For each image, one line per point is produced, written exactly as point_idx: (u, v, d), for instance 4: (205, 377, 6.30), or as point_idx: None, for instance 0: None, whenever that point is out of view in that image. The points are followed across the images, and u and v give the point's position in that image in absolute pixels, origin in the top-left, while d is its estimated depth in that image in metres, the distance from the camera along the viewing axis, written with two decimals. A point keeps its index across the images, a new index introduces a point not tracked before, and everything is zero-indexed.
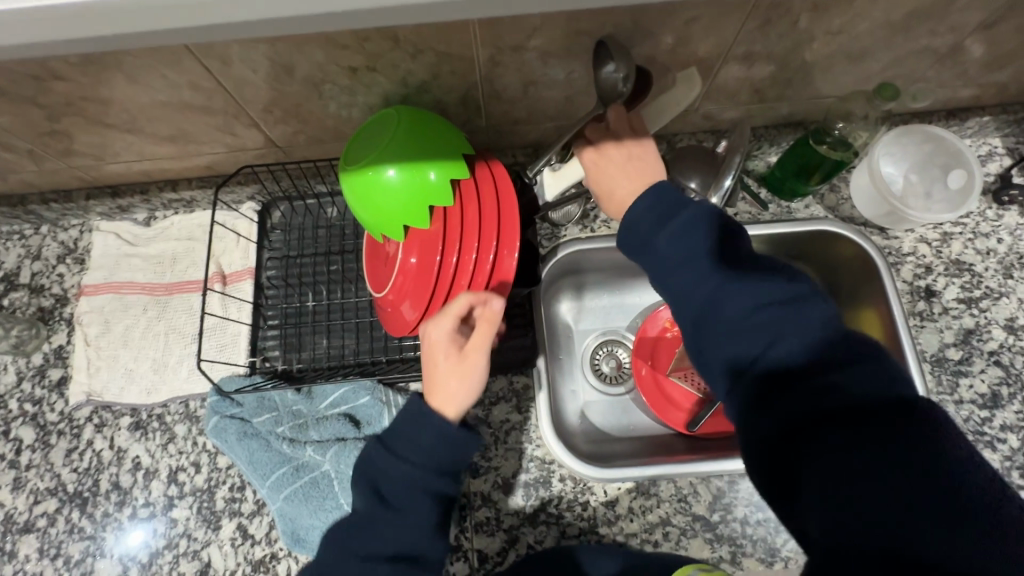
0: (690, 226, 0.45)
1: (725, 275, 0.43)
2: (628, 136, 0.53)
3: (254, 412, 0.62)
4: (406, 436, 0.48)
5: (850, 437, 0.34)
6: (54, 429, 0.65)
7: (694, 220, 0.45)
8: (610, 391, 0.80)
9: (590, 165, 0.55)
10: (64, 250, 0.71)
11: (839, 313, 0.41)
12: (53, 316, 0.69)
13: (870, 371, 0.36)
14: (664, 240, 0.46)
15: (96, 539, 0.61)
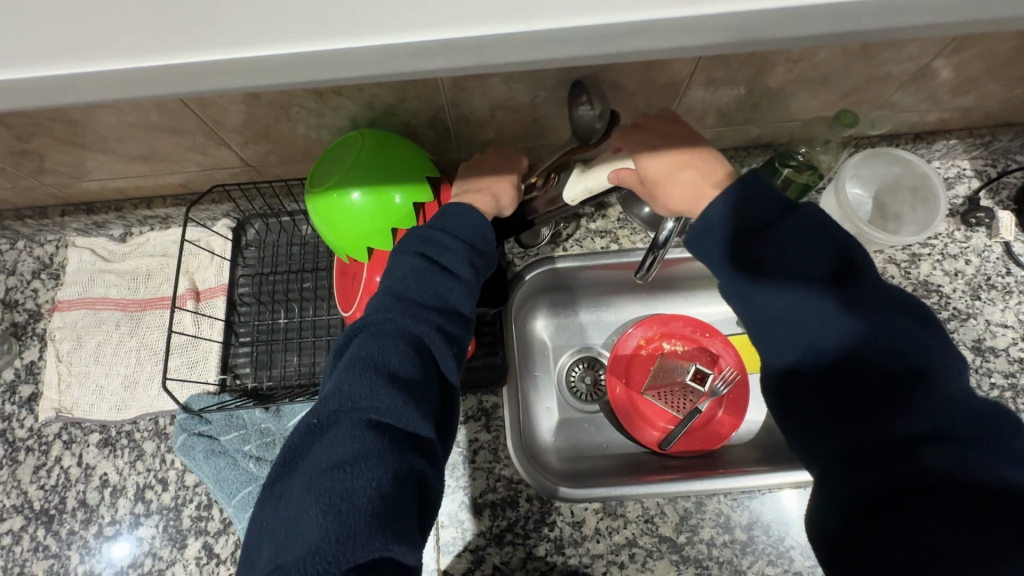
0: (799, 249, 0.40)
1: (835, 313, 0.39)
2: (673, 131, 0.51)
3: (223, 429, 0.63)
4: (421, 285, 0.47)
5: (944, 515, 0.33)
6: (23, 445, 0.65)
7: (805, 241, 0.40)
8: (585, 408, 0.80)
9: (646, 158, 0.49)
10: (39, 265, 0.72)
11: (957, 374, 0.38)
12: (25, 331, 0.69)
13: (987, 457, 0.35)
14: (767, 262, 0.41)
15: (61, 557, 0.61)
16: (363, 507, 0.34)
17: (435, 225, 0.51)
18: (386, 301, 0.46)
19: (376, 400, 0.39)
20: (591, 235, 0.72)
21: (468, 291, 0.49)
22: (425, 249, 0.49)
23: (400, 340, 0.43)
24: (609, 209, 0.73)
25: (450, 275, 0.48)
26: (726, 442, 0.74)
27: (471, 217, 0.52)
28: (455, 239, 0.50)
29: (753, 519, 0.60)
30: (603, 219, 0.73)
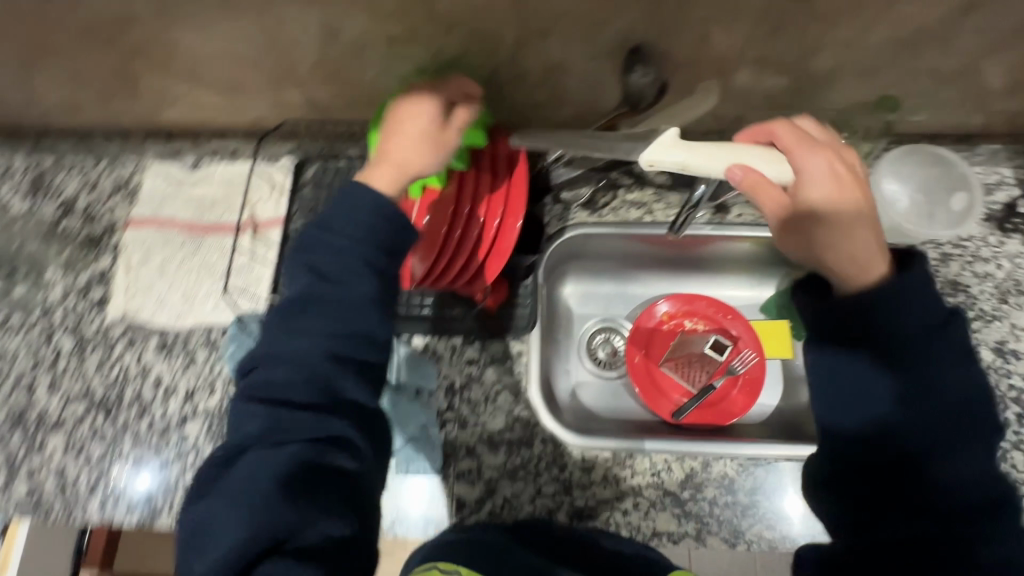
0: (927, 336, 0.48)
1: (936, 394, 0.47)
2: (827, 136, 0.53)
3: None
4: (326, 294, 0.44)
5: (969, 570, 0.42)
6: (91, 341, 0.71)
7: (932, 331, 0.48)
8: (605, 375, 0.83)
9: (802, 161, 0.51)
10: (118, 184, 0.78)
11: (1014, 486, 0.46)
12: (100, 241, 0.76)
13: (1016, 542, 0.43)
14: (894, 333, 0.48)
15: (116, 443, 0.67)
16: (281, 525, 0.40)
17: (325, 222, 0.46)
18: (280, 336, 0.45)
19: (282, 421, 0.43)
20: (627, 205, 0.75)
21: (371, 306, 0.45)
22: (316, 255, 0.45)
23: (302, 377, 0.44)
24: (646, 183, 0.76)
25: (343, 296, 0.44)
26: (738, 419, 0.77)
27: (358, 198, 0.45)
28: (350, 241, 0.45)
29: (757, 485, 0.63)
30: (640, 191, 0.75)
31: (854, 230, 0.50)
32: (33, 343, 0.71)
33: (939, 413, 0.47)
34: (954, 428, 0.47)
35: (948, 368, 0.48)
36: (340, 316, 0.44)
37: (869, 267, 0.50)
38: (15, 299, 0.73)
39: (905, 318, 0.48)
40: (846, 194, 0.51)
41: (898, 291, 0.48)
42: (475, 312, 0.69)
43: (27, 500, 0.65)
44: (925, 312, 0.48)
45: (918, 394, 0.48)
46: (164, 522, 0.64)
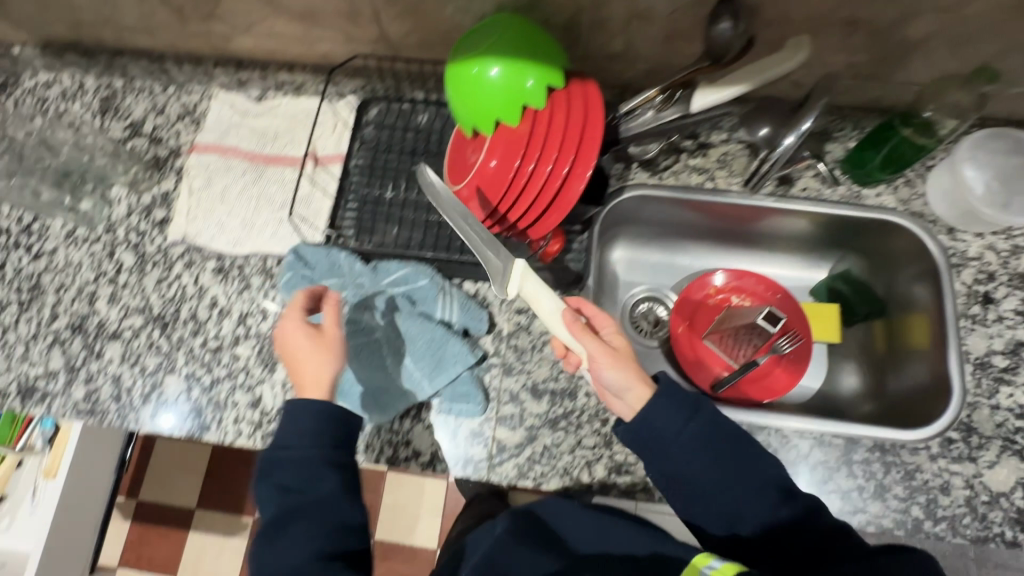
0: (664, 405, 0.54)
1: (711, 452, 0.54)
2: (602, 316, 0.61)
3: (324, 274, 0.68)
4: (285, 537, 0.51)
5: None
6: (151, 259, 0.73)
7: (668, 399, 0.55)
8: (645, 343, 0.83)
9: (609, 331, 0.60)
10: (184, 111, 0.80)
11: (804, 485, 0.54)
12: (165, 164, 0.77)
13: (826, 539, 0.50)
14: (657, 421, 0.54)
15: (170, 358, 0.69)
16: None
17: (279, 442, 0.55)
18: (269, 558, 0.51)
19: (290, 559, 0.50)
20: (687, 170, 0.74)
21: (308, 463, 0.53)
22: (269, 488, 0.53)
23: (304, 574, 0.49)
24: (710, 149, 0.74)
25: (310, 501, 0.52)
26: (778, 398, 0.76)
27: (299, 412, 0.55)
28: (306, 447, 0.54)
29: (800, 457, 0.62)
30: (703, 157, 0.74)
31: (627, 358, 0.58)
32: (97, 256, 0.73)
33: (749, 486, 0.53)
34: (780, 498, 0.53)
35: (730, 448, 0.54)
36: (324, 507, 0.52)
37: (639, 394, 0.56)
38: (82, 212, 0.75)
39: (667, 418, 0.54)
40: (629, 357, 0.58)
41: (644, 420, 0.54)
42: (527, 263, 0.68)
43: (84, 403, 0.67)
44: (677, 414, 0.54)
45: (730, 466, 0.53)
46: (212, 437, 0.66)
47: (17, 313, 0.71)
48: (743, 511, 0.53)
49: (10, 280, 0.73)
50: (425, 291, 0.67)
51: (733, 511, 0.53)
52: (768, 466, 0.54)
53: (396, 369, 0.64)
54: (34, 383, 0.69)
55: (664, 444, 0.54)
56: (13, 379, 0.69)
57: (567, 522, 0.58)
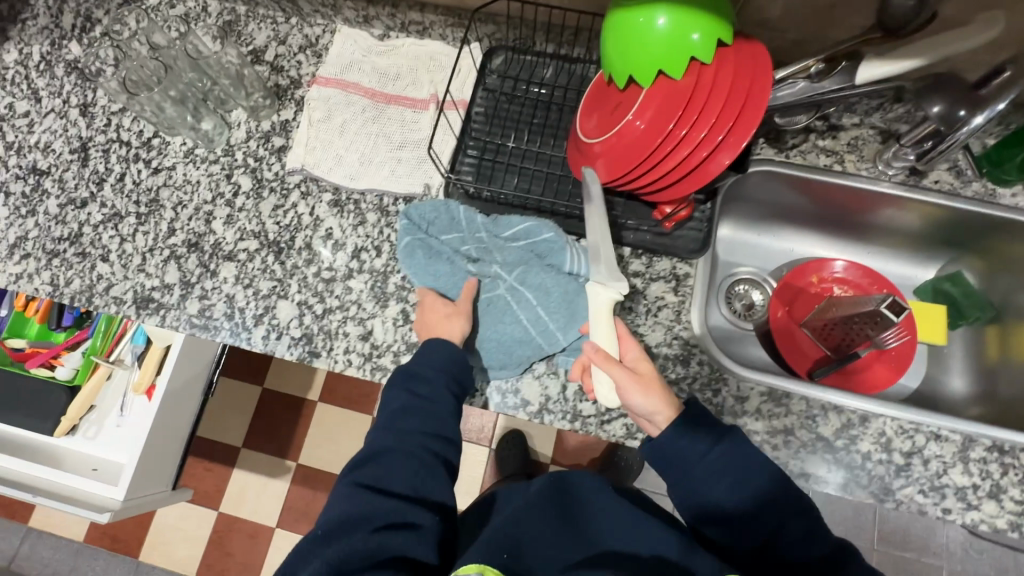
0: (690, 427, 0.55)
1: (733, 480, 0.54)
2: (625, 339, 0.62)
3: (442, 230, 0.68)
4: (414, 418, 0.58)
5: None
6: (269, 185, 0.73)
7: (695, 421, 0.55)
8: (740, 324, 0.81)
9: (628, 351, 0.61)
10: (306, 42, 0.79)
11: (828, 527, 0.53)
12: (285, 93, 0.77)
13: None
14: (683, 441, 0.55)
15: (283, 284, 0.69)
16: (397, 514, 0.52)
17: (416, 363, 0.60)
18: (392, 435, 0.57)
19: (400, 446, 0.56)
20: (816, 150, 0.72)
21: (443, 387, 0.59)
22: (398, 401, 0.58)
23: (409, 467, 0.55)
24: (841, 132, 0.73)
25: (428, 423, 0.58)
26: (876, 393, 0.74)
27: (442, 345, 0.60)
28: (436, 373, 0.59)
29: (915, 449, 0.61)
30: (833, 139, 0.73)
31: (659, 384, 0.58)
32: (215, 177, 0.74)
33: (780, 514, 0.53)
34: (810, 532, 0.52)
35: (767, 477, 0.54)
36: (440, 432, 0.58)
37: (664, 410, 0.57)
38: (203, 132, 0.76)
39: (696, 441, 0.54)
40: (659, 382, 0.59)
41: (671, 440, 0.55)
42: (649, 228, 0.68)
43: (198, 318, 0.69)
44: (706, 435, 0.55)
45: (763, 495, 0.53)
46: (321, 364, 0.67)
47: (135, 225, 0.73)
48: (778, 539, 0.53)
49: (129, 191, 0.74)
50: (550, 243, 0.66)
51: (763, 533, 0.53)
52: (801, 502, 0.53)
53: (529, 322, 0.64)
54: (149, 294, 0.70)
55: (689, 463, 0.55)
56: (129, 287, 0.71)
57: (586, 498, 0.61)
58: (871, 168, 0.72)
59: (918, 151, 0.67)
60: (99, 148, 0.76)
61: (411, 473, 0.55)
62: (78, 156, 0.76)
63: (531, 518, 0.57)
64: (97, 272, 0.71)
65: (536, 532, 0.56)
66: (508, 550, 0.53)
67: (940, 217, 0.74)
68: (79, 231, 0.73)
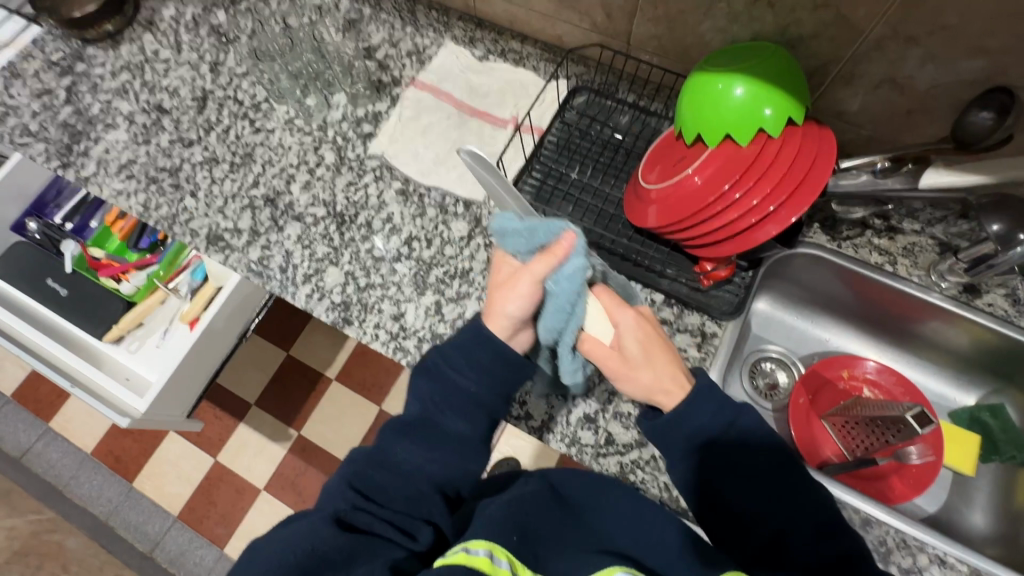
0: (700, 394, 0.53)
1: (727, 444, 0.52)
2: (621, 308, 0.57)
3: (524, 241, 0.54)
4: (398, 455, 0.53)
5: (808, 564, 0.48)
6: (349, 163, 0.81)
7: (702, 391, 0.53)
8: (759, 401, 0.80)
9: (621, 318, 0.57)
10: (415, 49, 0.87)
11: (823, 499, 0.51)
12: (386, 89, 0.85)
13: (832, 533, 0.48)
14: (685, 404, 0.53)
15: (337, 252, 0.75)
16: (396, 519, 0.50)
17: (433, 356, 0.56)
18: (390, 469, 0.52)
19: (395, 477, 0.52)
20: (870, 247, 0.73)
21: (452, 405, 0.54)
22: (426, 393, 0.55)
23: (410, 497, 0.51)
24: (898, 235, 0.74)
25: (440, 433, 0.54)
26: (890, 505, 0.70)
27: (474, 337, 0.54)
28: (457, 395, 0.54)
29: (914, 568, 0.58)
30: (889, 240, 0.74)
31: (650, 366, 0.56)
32: (305, 146, 0.82)
33: (775, 496, 0.51)
34: (800, 518, 0.49)
35: (762, 458, 0.52)
36: (456, 449, 0.54)
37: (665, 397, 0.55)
38: (305, 106, 0.84)
39: (697, 416, 0.53)
40: (654, 360, 0.56)
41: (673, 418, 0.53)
42: (686, 281, 0.70)
43: (256, 264, 0.75)
44: (716, 421, 0.53)
45: (763, 484, 0.51)
46: (351, 332, 0.71)
47: (227, 171, 0.81)
48: (777, 528, 0.50)
49: (230, 142, 0.83)
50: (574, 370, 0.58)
51: (757, 512, 0.51)
52: (812, 500, 0.50)
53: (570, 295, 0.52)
54: (221, 233, 0.77)
55: (691, 435, 0.53)
56: (206, 224, 0.78)
57: (593, 501, 0.61)
58: (924, 276, 0.72)
59: (971, 264, 0.66)
60: (216, 101, 0.86)
61: (416, 483, 0.52)
62: (198, 104, 0.86)
63: (527, 507, 0.56)
64: (183, 204, 0.80)
65: (541, 529, 0.54)
66: (517, 533, 0.50)
67: (989, 342, 0.72)
68: (179, 166, 0.82)
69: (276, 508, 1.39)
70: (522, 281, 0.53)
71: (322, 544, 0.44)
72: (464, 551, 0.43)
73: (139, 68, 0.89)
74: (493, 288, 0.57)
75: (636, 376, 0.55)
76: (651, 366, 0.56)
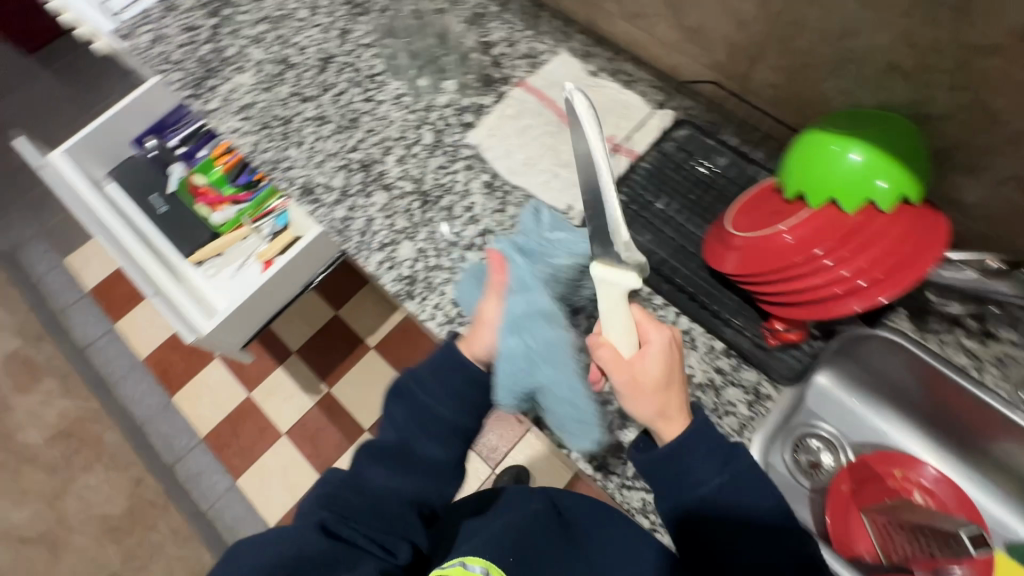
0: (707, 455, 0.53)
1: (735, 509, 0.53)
2: (658, 326, 0.56)
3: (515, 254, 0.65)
4: (397, 475, 0.60)
5: None
6: (445, 146, 0.84)
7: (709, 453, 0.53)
8: (797, 477, 0.76)
9: (654, 336, 0.55)
10: (529, 53, 0.88)
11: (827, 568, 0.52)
12: (494, 83, 0.87)
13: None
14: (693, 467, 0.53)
15: (414, 228, 0.78)
16: (374, 536, 0.56)
17: (425, 385, 0.62)
18: (375, 490, 0.59)
19: (376, 495, 0.58)
20: (958, 348, 0.69)
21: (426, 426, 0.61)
22: (400, 418, 0.62)
23: (386, 512, 0.58)
24: (992, 342, 0.69)
25: (425, 463, 0.61)
26: None
27: (455, 366, 0.62)
28: (435, 422, 0.61)
29: None
30: (980, 344, 0.69)
31: (664, 390, 0.55)
32: (407, 122, 0.86)
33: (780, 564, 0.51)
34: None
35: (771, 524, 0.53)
36: (428, 474, 0.61)
37: (663, 422, 0.55)
38: (416, 85, 0.88)
39: (702, 472, 0.53)
40: (668, 388, 0.55)
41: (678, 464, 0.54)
42: (751, 336, 0.68)
43: (339, 223, 0.79)
44: (711, 466, 0.53)
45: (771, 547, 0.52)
46: (410, 306, 0.74)
47: (332, 131, 0.86)
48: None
49: (341, 105, 0.88)
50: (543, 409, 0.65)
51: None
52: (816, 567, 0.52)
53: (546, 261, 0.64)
54: (315, 187, 0.82)
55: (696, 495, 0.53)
56: (303, 176, 0.83)
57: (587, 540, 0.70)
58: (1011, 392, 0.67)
59: None
60: (337, 64, 0.91)
61: (392, 508, 0.58)
62: (321, 64, 0.92)
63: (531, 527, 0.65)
64: (287, 154, 0.85)
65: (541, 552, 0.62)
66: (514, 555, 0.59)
67: None
68: (291, 118, 0.88)
69: (292, 455, 1.45)
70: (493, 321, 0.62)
71: (309, 550, 0.53)
72: (462, 565, 0.52)
73: (277, 22, 0.96)
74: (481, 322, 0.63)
75: (646, 398, 0.54)
76: (666, 392, 0.55)
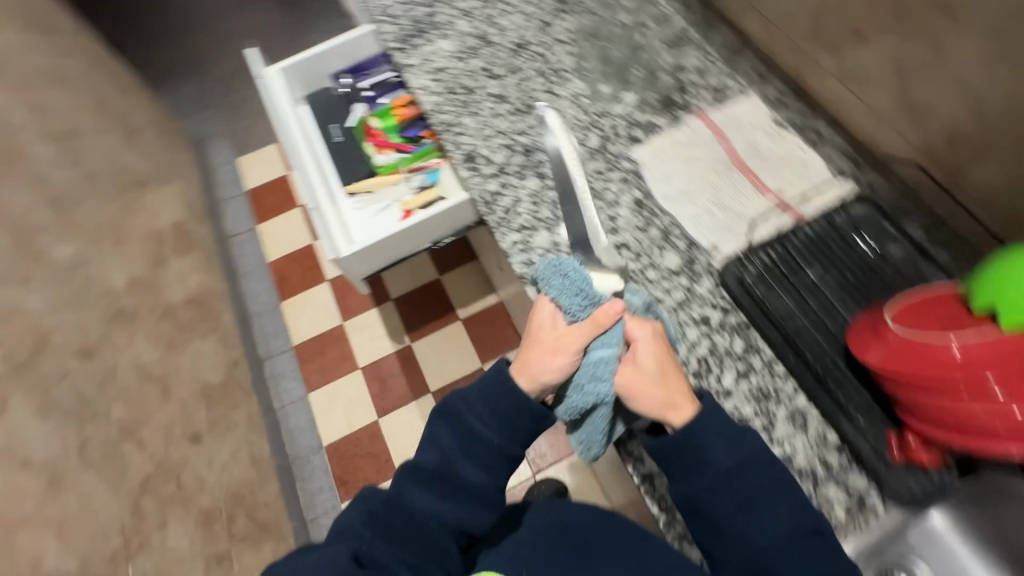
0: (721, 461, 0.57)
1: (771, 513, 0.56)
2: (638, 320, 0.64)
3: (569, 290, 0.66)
4: (437, 496, 0.65)
5: None
6: (607, 155, 0.85)
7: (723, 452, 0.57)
8: None
9: (639, 329, 0.63)
10: (720, 86, 0.87)
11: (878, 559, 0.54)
12: (673, 108, 0.87)
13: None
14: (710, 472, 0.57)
15: (554, 221, 0.80)
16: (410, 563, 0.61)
17: (477, 412, 0.65)
18: (415, 522, 0.63)
19: (418, 524, 0.62)
20: None
21: (473, 455, 0.65)
22: (446, 442, 0.65)
23: (429, 541, 0.63)
24: None
25: (468, 489, 0.64)
26: None
27: (506, 393, 0.64)
28: (488, 444, 0.64)
29: None
30: None
31: (668, 377, 0.60)
32: (578, 122, 0.88)
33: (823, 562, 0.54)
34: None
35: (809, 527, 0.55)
36: (473, 501, 0.64)
37: (673, 411, 0.59)
38: (597, 90, 0.90)
39: (722, 466, 0.57)
40: (671, 375, 0.61)
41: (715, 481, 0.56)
42: (872, 442, 0.62)
43: (488, 196, 0.84)
44: (724, 448, 0.57)
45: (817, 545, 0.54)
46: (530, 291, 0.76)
47: (507, 112, 0.91)
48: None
49: (522, 90, 0.92)
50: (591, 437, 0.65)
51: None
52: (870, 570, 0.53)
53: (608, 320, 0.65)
54: (476, 157, 0.87)
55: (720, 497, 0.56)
56: (469, 144, 0.89)
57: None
58: None
59: None
60: (530, 53, 0.96)
61: (432, 533, 0.63)
62: (515, 49, 0.97)
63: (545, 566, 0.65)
64: (461, 121, 0.91)
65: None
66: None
67: None
68: (475, 90, 0.94)
69: (360, 389, 1.56)
70: (566, 350, 0.62)
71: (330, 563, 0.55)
72: None
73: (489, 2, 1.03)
74: (535, 345, 0.65)
75: (645, 388, 0.60)
76: (664, 378, 0.60)
